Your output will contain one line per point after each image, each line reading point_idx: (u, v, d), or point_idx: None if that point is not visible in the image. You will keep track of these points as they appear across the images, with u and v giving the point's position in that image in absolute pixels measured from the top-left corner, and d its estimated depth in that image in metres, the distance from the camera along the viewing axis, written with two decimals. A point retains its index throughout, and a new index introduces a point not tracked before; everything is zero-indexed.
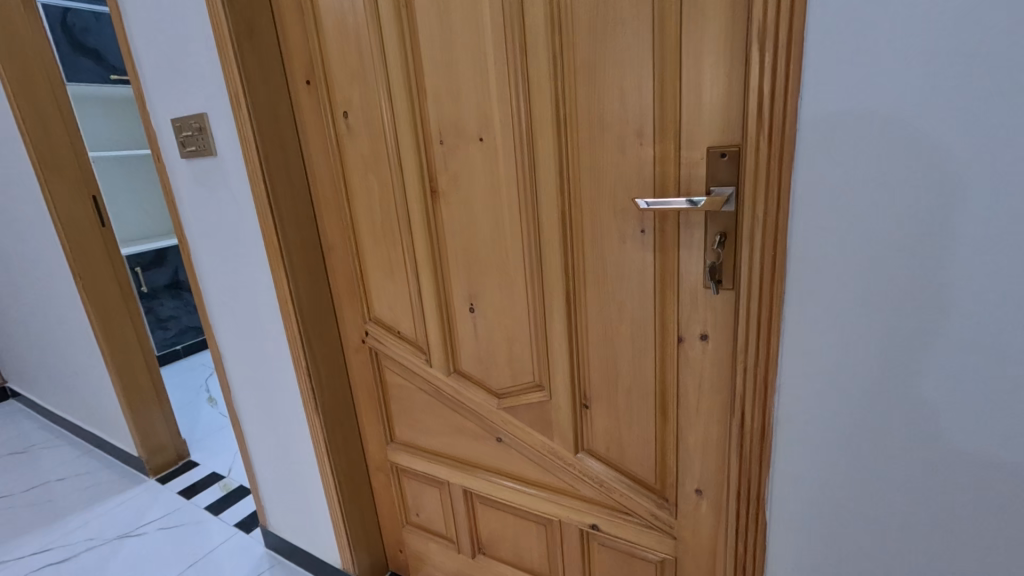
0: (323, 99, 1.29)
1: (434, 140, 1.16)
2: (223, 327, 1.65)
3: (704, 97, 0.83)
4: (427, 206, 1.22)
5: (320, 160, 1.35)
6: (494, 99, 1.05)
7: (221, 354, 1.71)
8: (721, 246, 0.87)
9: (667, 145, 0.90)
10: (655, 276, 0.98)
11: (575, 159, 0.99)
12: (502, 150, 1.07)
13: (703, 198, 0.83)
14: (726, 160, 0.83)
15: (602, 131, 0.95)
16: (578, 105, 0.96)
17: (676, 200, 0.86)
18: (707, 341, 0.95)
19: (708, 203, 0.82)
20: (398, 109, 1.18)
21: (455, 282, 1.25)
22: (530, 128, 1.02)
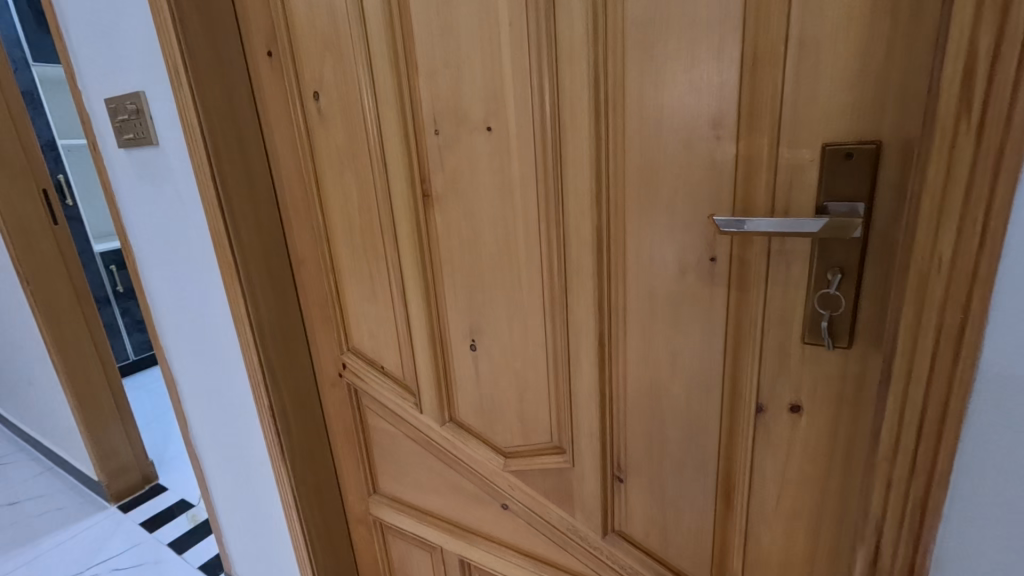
0: (287, 75, 1.01)
1: (427, 129, 0.88)
2: (178, 353, 1.39)
3: (825, 71, 0.56)
4: (417, 216, 0.95)
5: (286, 153, 1.08)
6: (508, 74, 0.77)
7: (177, 383, 1.45)
8: (836, 288, 0.60)
9: (759, 140, 0.62)
10: (727, 322, 0.71)
11: (619, 158, 0.72)
12: (518, 144, 0.80)
13: (824, 220, 0.57)
14: (852, 164, 0.56)
15: (660, 120, 0.68)
16: (627, 81, 0.69)
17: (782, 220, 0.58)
18: (801, 414, 0.68)
19: (831, 230, 0.57)
20: (381, 87, 0.90)
21: (453, 312, 0.98)
22: (558, 113, 0.75)
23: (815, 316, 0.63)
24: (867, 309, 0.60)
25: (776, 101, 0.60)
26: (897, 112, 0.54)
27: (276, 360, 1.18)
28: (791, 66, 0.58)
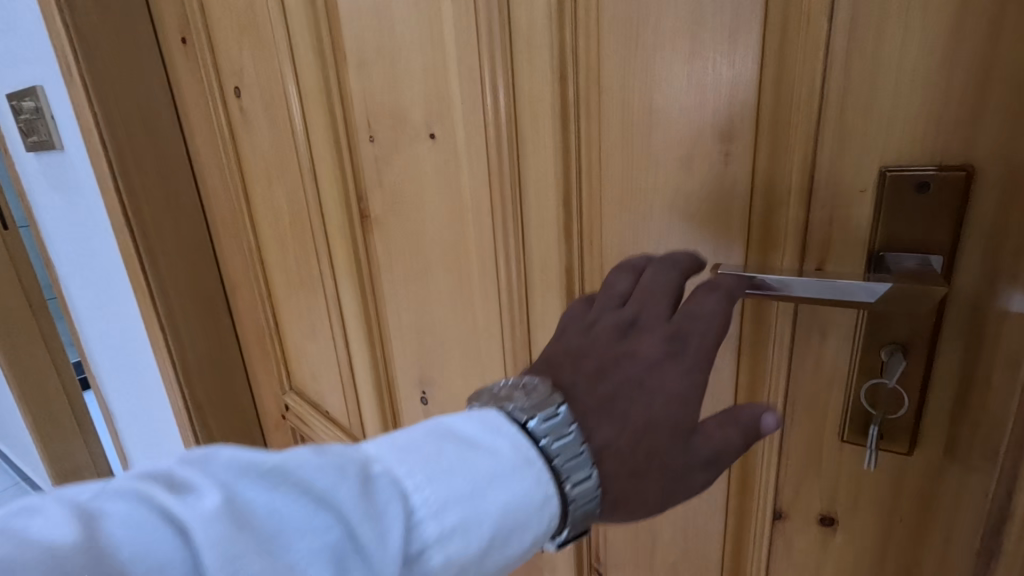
0: (204, 66, 0.83)
1: (360, 134, 0.70)
2: (112, 380, 1.24)
3: (890, 61, 0.38)
4: (355, 241, 0.77)
5: (209, 160, 0.91)
6: (453, 64, 0.59)
7: (111, 413, 1.29)
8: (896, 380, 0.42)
9: (785, 159, 0.44)
10: (736, 399, 0.53)
11: (595, 178, 0.54)
12: (468, 155, 0.62)
13: (892, 284, 0.37)
14: (928, 201, 0.38)
15: (649, 129, 0.50)
16: (604, 76, 0.50)
17: (837, 285, 0.38)
18: (836, 531, 0.50)
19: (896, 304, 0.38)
20: (305, 83, 0.72)
21: (399, 357, 0.80)
22: (516, 117, 0.57)
23: (861, 409, 0.44)
24: (936, 405, 0.42)
25: (813, 104, 0.41)
26: (1002, 126, 0.36)
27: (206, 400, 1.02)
28: (835, 54, 0.40)
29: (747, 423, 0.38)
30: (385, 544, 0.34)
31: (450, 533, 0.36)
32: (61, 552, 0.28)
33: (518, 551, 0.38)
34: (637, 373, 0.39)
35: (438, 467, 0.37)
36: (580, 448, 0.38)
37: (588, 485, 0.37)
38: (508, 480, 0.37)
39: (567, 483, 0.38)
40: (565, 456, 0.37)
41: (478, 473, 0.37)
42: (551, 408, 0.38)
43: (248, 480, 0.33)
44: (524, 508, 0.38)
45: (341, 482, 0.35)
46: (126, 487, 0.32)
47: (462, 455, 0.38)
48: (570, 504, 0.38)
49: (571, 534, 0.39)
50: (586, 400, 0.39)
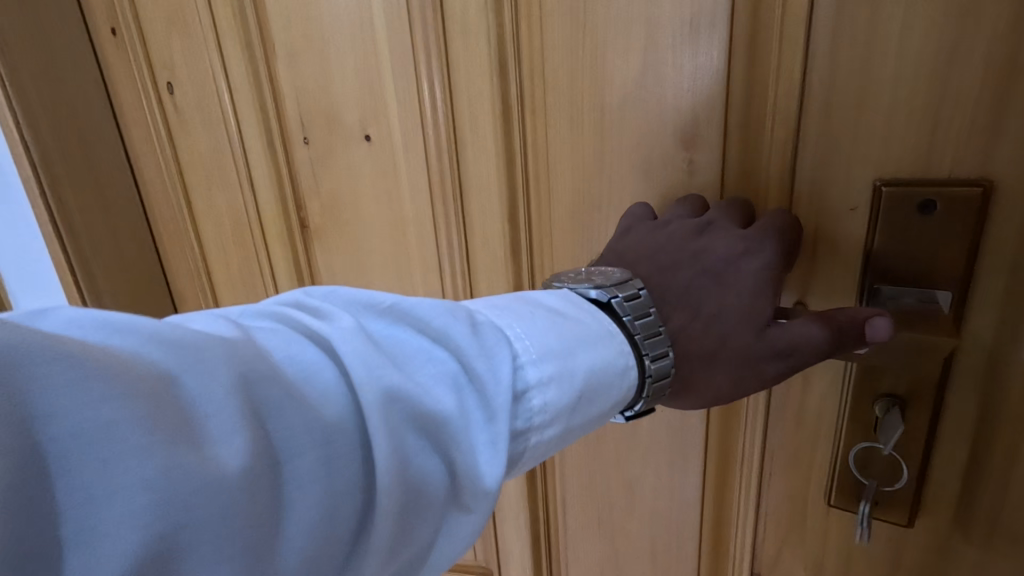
0: (135, 59, 0.76)
1: (295, 136, 0.63)
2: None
3: (886, 49, 0.30)
4: (297, 254, 0.70)
5: (149, 162, 0.83)
6: (386, 56, 0.51)
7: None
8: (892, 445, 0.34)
9: (758, 171, 0.36)
10: (706, 450, 0.45)
11: (544, 188, 0.46)
12: (406, 161, 0.54)
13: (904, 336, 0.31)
14: (933, 224, 0.30)
15: (601, 133, 0.42)
16: (549, 70, 0.43)
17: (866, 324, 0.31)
18: None
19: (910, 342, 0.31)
20: (235, 78, 0.65)
21: None
22: (455, 117, 0.49)
23: (850, 476, 0.37)
24: (944, 468, 0.35)
25: (790, 105, 0.33)
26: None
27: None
28: (819, 42, 0.32)
29: (846, 322, 0.31)
30: (516, 376, 0.29)
31: (559, 382, 0.30)
32: (209, 337, 0.23)
33: (606, 413, 0.32)
34: (714, 263, 0.34)
35: (548, 319, 0.31)
36: (657, 328, 0.33)
37: (664, 367, 0.32)
38: (603, 344, 0.32)
39: (646, 358, 0.32)
40: (645, 333, 0.33)
41: (585, 329, 0.31)
42: (631, 289, 0.34)
43: (363, 307, 0.28)
44: (610, 376, 0.31)
45: (458, 320, 0.29)
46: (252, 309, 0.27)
47: (560, 316, 0.32)
48: (645, 378, 0.32)
49: (643, 408, 0.33)
50: (662, 286, 0.35)
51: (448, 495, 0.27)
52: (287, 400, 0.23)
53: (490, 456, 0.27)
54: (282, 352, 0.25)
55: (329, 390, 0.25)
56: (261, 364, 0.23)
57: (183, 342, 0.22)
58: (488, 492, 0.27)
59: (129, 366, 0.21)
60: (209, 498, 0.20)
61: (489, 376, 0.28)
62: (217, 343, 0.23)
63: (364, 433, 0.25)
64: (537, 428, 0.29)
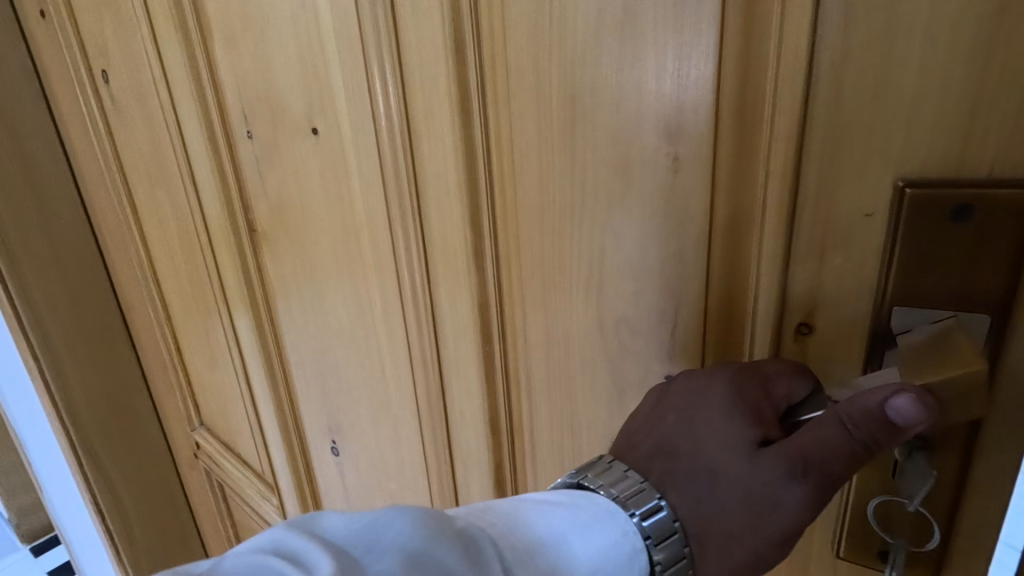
0: (67, 45, 0.69)
1: (237, 130, 0.56)
2: (26, 418, 1.07)
3: (913, 20, 0.24)
4: (246, 262, 0.63)
5: (90, 159, 0.77)
6: (329, 37, 0.45)
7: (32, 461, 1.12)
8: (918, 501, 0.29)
9: (754, 172, 0.30)
10: None
11: (508, 189, 0.40)
12: (357, 158, 0.48)
13: (919, 381, 0.26)
14: (963, 236, 0.25)
15: (572, 127, 0.36)
16: (511, 52, 0.36)
17: (880, 398, 0.26)
18: None
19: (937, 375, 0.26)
20: (170, 66, 0.58)
21: (304, 401, 0.66)
22: (408, 109, 0.43)
23: (865, 526, 0.32)
24: (976, 525, 0.29)
25: (794, 92, 0.28)
26: None
27: (101, 426, 0.93)
28: (829, 13, 0.26)
29: (859, 413, 0.26)
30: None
31: None
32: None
33: None
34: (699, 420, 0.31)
35: (529, 522, 0.33)
36: (652, 498, 0.32)
37: (660, 519, 0.32)
38: (596, 533, 0.32)
39: (637, 519, 0.32)
40: (634, 501, 0.32)
41: (565, 528, 0.32)
42: (602, 465, 0.35)
43: (341, 539, 0.29)
44: (612, 566, 0.32)
45: (446, 538, 0.29)
46: (227, 562, 0.28)
47: (545, 509, 0.33)
48: (649, 544, 0.32)
49: None
50: (648, 451, 0.33)
51: None
52: None
53: None
54: None
55: None
56: None
57: None
58: None
59: None
60: None
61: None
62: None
63: None
64: None
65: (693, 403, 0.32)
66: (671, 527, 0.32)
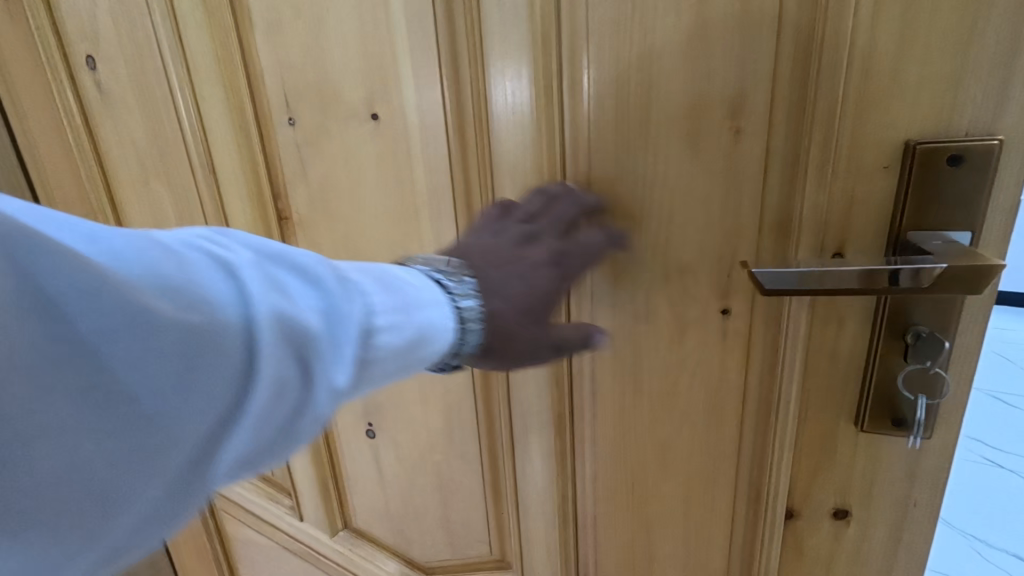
0: (39, 28, 0.63)
1: (274, 117, 0.56)
2: None
3: (918, 28, 0.35)
4: None
5: (61, 155, 0.70)
6: (401, 31, 0.48)
7: None
8: (937, 366, 0.41)
9: (799, 137, 0.40)
10: (745, 403, 0.49)
11: (581, 164, 0.47)
12: (423, 141, 0.51)
13: (944, 263, 0.35)
14: (958, 176, 0.37)
15: (647, 107, 0.44)
16: (592, 45, 0.43)
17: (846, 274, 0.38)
18: (849, 523, 0.49)
19: (957, 267, 0.35)
20: (193, 52, 0.57)
21: None
22: (485, 95, 0.48)
23: (890, 394, 0.43)
24: (958, 385, 0.41)
25: (834, 77, 0.38)
26: None
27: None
28: (861, 21, 0.36)
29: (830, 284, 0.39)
30: (361, 318, 0.34)
31: (398, 330, 0.35)
32: (144, 250, 0.29)
33: (413, 370, 0.37)
34: (558, 225, 0.45)
35: (400, 284, 0.36)
36: (470, 297, 0.38)
37: (473, 309, 0.38)
38: (442, 307, 0.37)
39: (457, 307, 0.38)
40: (462, 297, 0.38)
41: (429, 292, 0.37)
42: (460, 275, 0.39)
43: (304, 261, 0.33)
44: (437, 334, 0.37)
45: (327, 273, 0.34)
46: (226, 235, 0.34)
47: (427, 287, 0.37)
48: (462, 329, 0.38)
49: (454, 363, 0.40)
50: (480, 267, 0.40)
51: (146, 437, 0.29)
52: (132, 308, 0.27)
53: (213, 400, 0.30)
54: (187, 274, 0.30)
55: (206, 309, 0.29)
56: (142, 284, 0.28)
57: (103, 245, 0.28)
58: (208, 421, 0.30)
59: (42, 238, 0.26)
60: (33, 350, 0.26)
61: (325, 316, 0.33)
62: (150, 257, 0.29)
63: (195, 337, 0.29)
64: (365, 359, 0.34)
65: (552, 205, 0.46)
66: (482, 325, 0.38)
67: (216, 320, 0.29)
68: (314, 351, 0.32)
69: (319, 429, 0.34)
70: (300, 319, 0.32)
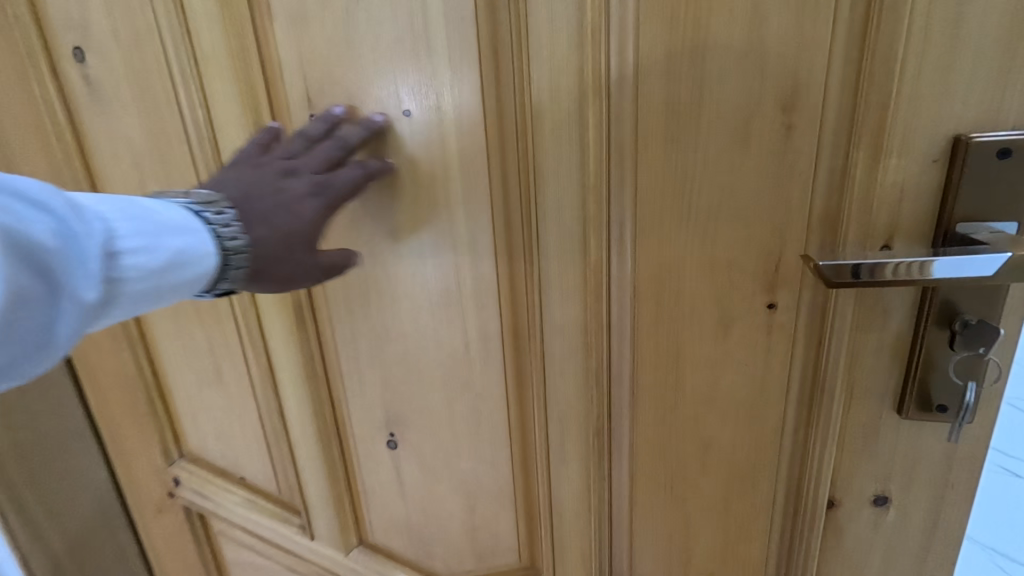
0: (22, 17, 0.58)
1: (294, 113, 0.53)
2: None
3: (971, 26, 0.36)
4: None
5: (42, 155, 0.65)
6: (439, 24, 0.47)
7: None
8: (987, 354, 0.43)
9: (851, 132, 0.41)
10: (788, 396, 0.50)
11: (628, 160, 0.47)
12: (460, 139, 0.50)
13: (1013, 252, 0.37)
14: (1007, 169, 0.38)
15: (699, 103, 0.43)
16: (643, 40, 0.43)
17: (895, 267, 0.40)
18: (889, 510, 0.50)
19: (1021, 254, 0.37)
20: (203, 44, 0.53)
21: (357, 397, 0.64)
22: (527, 91, 0.47)
23: (939, 384, 0.44)
24: (1000, 370, 0.43)
25: (887, 73, 0.39)
26: None
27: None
28: (916, 19, 0.37)
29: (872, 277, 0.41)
30: (102, 240, 0.39)
31: (146, 252, 0.41)
32: None
33: (189, 286, 0.44)
34: (319, 163, 0.49)
35: (144, 212, 0.42)
36: (234, 227, 0.45)
37: (235, 240, 0.45)
38: (186, 235, 0.43)
39: (223, 239, 0.45)
40: (224, 227, 0.45)
41: (187, 223, 0.44)
42: (217, 206, 0.46)
43: (75, 199, 0.39)
44: (188, 259, 0.43)
45: (60, 201, 0.38)
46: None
47: (154, 210, 0.42)
48: (227, 264, 0.45)
49: (223, 289, 0.47)
50: (241, 203, 0.46)
51: (78, 313, 0.39)
52: None
53: (76, 303, 0.38)
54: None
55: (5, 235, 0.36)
56: None
57: None
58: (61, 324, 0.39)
59: None
60: None
61: (79, 239, 0.38)
62: None
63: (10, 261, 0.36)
64: (126, 277, 0.40)
65: (315, 149, 0.49)
66: (248, 255, 0.46)
67: (30, 242, 0.36)
68: (56, 267, 0.38)
69: (79, 334, 0.40)
70: (35, 241, 0.36)
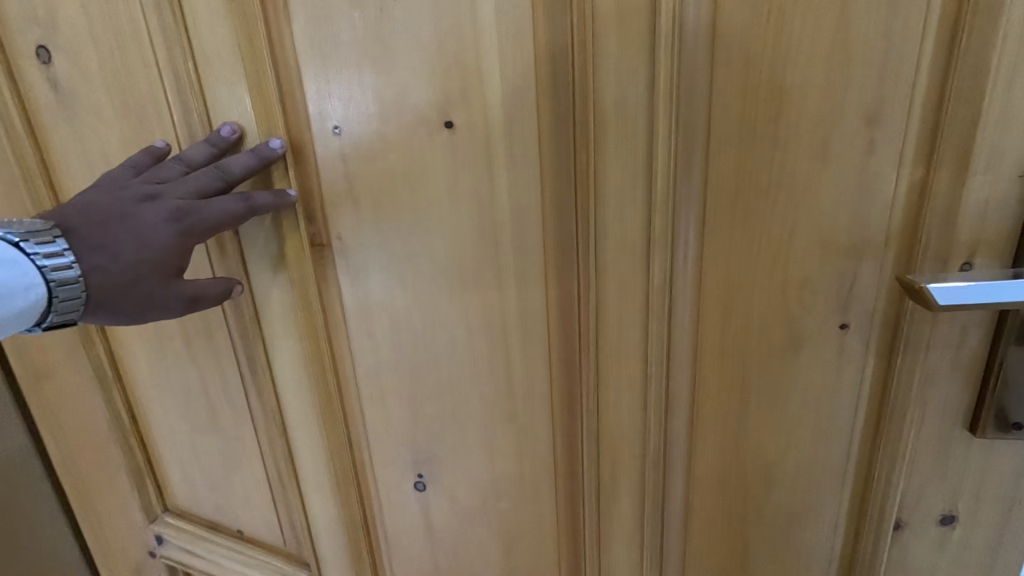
0: None
1: (315, 125, 0.47)
2: None
3: None
4: (306, 283, 0.53)
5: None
6: (491, 28, 0.42)
7: None
8: None
9: (936, 148, 0.40)
10: (857, 418, 0.48)
11: (698, 177, 0.43)
12: (510, 154, 0.45)
13: None
14: None
15: (777, 117, 0.41)
16: (720, 50, 0.40)
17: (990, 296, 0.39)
18: (955, 528, 0.49)
19: None
20: (208, 47, 0.46)
21: (380, 436, 0.58)
22: (588, 102, 0.43)
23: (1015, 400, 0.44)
24: None
25: (976, 88, 0.38)
26: None
27: None
28: (1010, 33, 0.36)
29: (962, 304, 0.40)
30: None
31: None
32: None
33: (12, 322, 0.42)
34: (189, 187, 0.46)
35: None
36: (64, 257, 0.43)
37: (68, 273, 0.43)
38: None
39: (46, 269, 0.42)
40: (47, 258, 0.42)
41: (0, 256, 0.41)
42: (45, 235, 0.43)
43: None
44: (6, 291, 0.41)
45: None
46: None
47: None
48: (53, 300, 0.43)
49: (56, 322, 0.44)
50: (77, 232, 0.44)
51: None
52: None
53: None
54: None
55: None
56: None
57: None
58: None
59: None
60: None
61: None
62: None
63: None
64: None
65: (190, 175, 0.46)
66: (84, 289, 0.44)
67: None
68: None
69: None
70: None
